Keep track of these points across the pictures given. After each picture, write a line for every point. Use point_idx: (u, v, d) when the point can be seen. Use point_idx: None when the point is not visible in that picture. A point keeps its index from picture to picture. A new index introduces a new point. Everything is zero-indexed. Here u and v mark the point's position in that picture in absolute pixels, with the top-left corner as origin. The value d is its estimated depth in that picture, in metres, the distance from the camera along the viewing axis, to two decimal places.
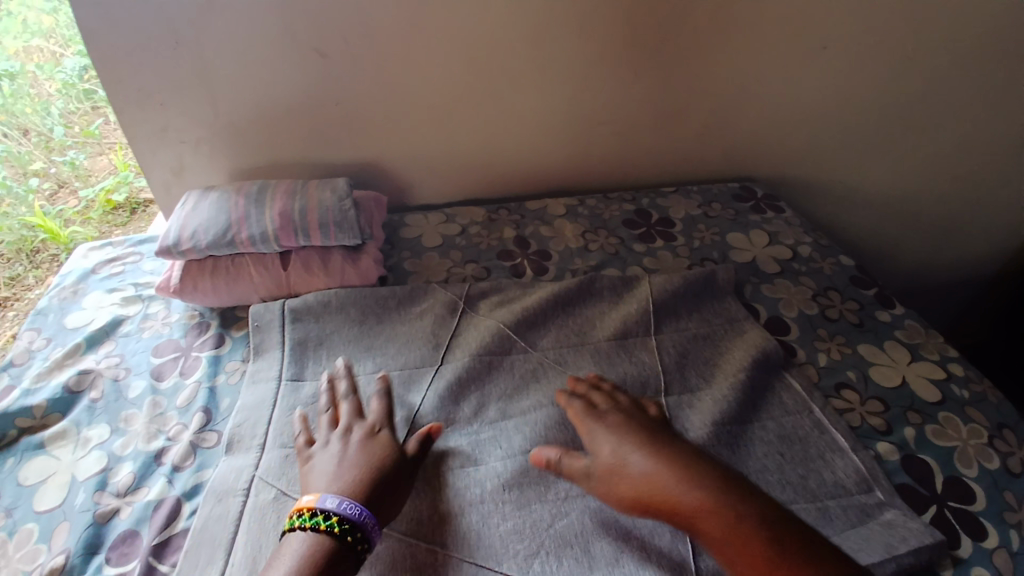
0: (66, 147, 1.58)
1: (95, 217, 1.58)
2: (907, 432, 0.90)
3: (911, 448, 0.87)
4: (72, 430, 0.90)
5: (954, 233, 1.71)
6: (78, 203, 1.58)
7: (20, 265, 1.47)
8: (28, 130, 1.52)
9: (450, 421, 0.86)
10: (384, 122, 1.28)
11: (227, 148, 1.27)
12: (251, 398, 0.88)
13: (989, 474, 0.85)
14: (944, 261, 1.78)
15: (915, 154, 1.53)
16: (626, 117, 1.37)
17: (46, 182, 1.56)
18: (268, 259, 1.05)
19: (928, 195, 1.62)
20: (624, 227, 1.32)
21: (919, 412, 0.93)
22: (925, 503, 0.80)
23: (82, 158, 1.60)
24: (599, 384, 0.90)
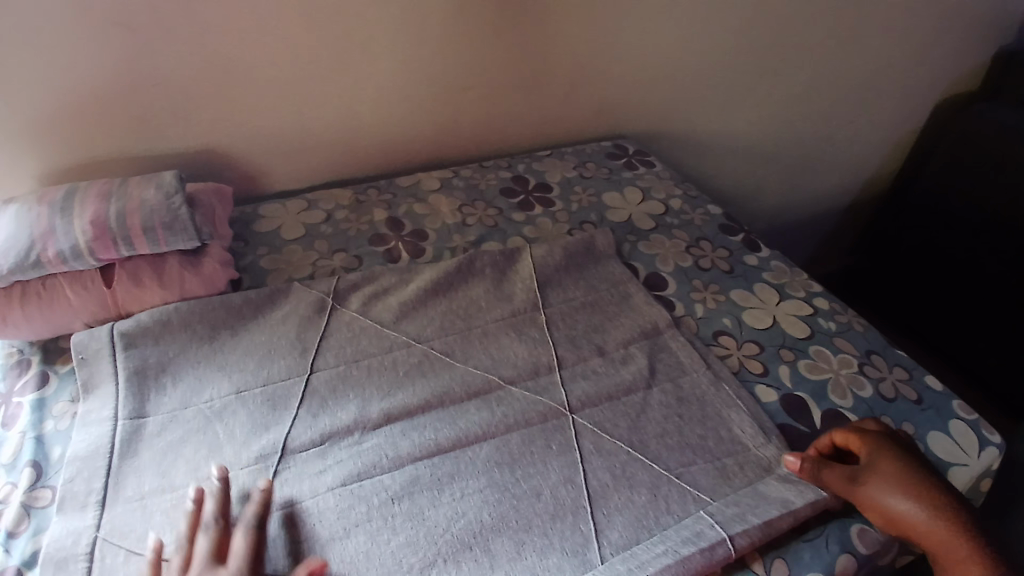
0: None
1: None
2: (782, 371, 0.95)
3: (788, 387, 0.93)
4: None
5: (800, 167, 1.87)
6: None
7: None
8: None
9: (327, 433, 0.77)
10: (219, 101, 1.11)
11: (22, 150, 1.04)
12: (83, 445, 0.74)
13: (863, 401, 0.92)
14: (797, 195, 1.95)
15: (760, 97, 1.64)
16: (492, 80, 1.31)
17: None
18: (86, 277, 0.88)
19: (774, 134, 1.76)
20: (502, 197, 1.27)
21: (793, 350, 0.99)
22: (807, 440, 0.86)
23: None
24: (490, 373, 0.86)
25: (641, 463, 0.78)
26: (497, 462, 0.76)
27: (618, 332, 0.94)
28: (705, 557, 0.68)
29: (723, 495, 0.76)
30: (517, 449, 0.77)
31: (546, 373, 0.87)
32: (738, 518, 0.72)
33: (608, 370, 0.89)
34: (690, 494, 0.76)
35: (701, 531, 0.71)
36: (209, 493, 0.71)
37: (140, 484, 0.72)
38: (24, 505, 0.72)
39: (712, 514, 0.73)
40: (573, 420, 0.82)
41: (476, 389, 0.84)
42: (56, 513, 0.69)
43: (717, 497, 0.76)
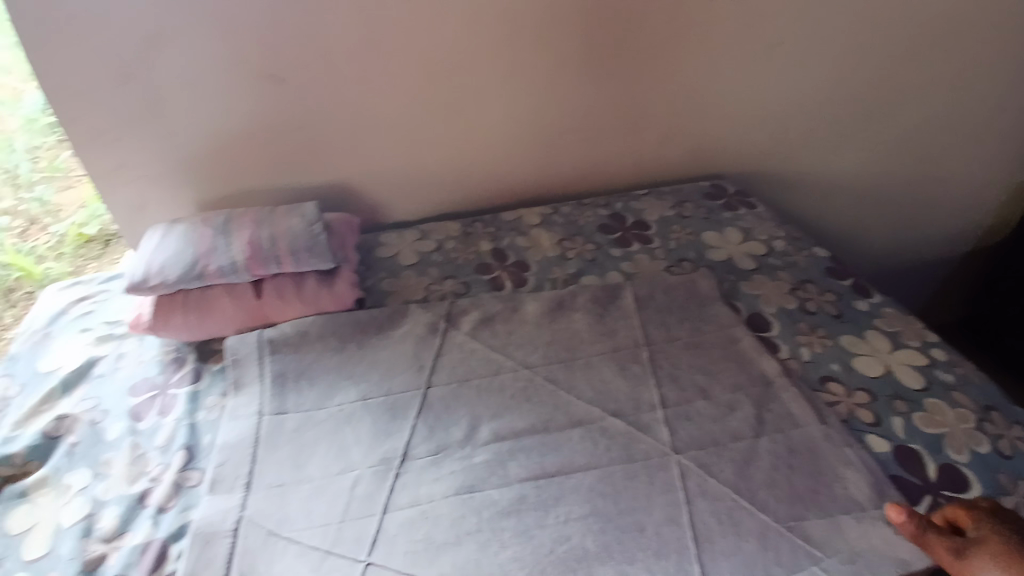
0: (34, 184, 1.72)
1: (68, 252, 1.64)
2: (895, 422, 0.91)
3: (902, 439, 0.89)
4: (52, 477, 0.87)
5: (920, 214, 1.76)
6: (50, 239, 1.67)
7: None
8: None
9: (442, 446, 0.85)
10: (350, 142, 1.25)
11: (191, 180, 1.23)
12: (232, 434, 0.85)
13: (982, 458, 0.87)
14: (913, 242, 1.84)
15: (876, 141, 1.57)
16: (594, 123, 1.38)
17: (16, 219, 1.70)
18: (239, 289, 1.01)
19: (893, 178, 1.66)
20: (600, 233, 1.32)
21: (906, 400, 0.95)
22: (919, 494, 0.82)
23: (49, 193, 1.71)
24: (593, 404, 0.90)
25: (749, 510, 0.78)
26: (600, 492, 0.79)
27: (717, 371, 0.95)
28: None
29: (836, 551, 0.75)
30: (620, 483, 0.80)
31: (646, 407, 0.89)
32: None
33: (710, 410, 0.90)
34: (802, 548, 0.75)
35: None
36: (337, 490, 0.79)
37: (279, 472, 0.81)
38: (175, 482, 0.83)
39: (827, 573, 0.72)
40: (677, 461, 0.83)
41: (579, 418, 0.88)
42: (207, 494, 0.79)
43: (831, 553, 0.74)
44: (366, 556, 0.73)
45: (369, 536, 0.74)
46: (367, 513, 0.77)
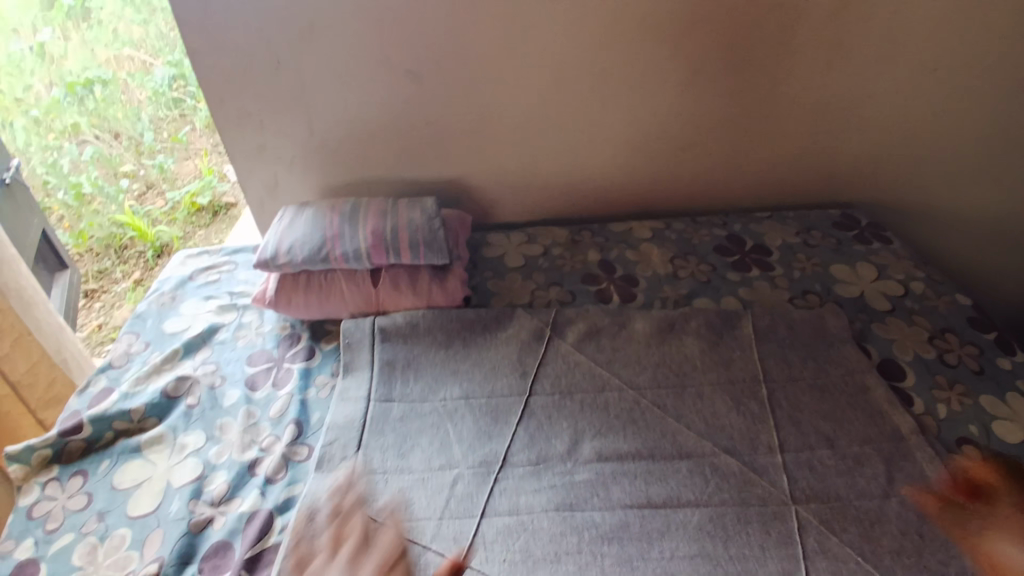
0: (155, 152, 2.00)
1: (182, 217, 1.94)
2: None
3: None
4: (169, 435, 0.94)
5: None
6: (167, 204, 1.95)
7: (111, 259, 1.84)
8: (121, 134, 1.95)
9: (543, 458, 0.83)
10: (470, 140, 1.27)
11: (318, 166, 1.29)
12: (341, 416, 0.87)
13: None
14: None
15: None
16: (719, 138, 1.31)
17: (135, 183, 1.97)
18: (360, 276, 1.05)
19: None
20: (715, 254, 1.25)
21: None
22: None
23: (170, 162, 2.00)
24: (704, 438, 0.85)
25: None
26: (710, 534, 0.74)
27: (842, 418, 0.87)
28: None
29: None
30: (732, 528, 0.75)
31: (758, 449, 0.84)
32: None
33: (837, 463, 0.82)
34: None
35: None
36: (438, 486, 0.79)
37: (383, 460, 0.83)
38: (284, 456, 0.87)
39: None
40: (796, 512, 0.77)
41: (688, 449, 0.84)
42: (315, 471, 0.81)
43: None
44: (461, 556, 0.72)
45: (467, 537, 0.74)
46: (465, 513, 0.76)
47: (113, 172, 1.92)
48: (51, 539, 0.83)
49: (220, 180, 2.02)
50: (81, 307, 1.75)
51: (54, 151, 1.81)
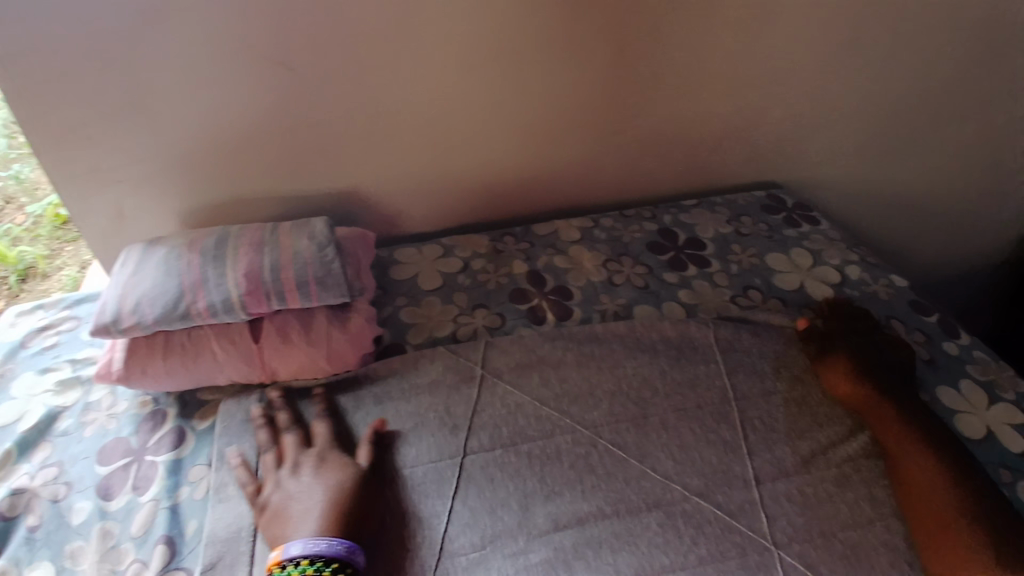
0: (10, 161, 1.42)
1: (44, 233, 1.38)
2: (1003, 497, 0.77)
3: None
4: (12, 572, 0.71)
5: (999, 234, 1.57)
6: (26, 220, 1.39)
7: None
8: None
9: (491, 537, 0.70)
10: (364, 143, 1.07)
11: (176, 187, 1.04)
12: (223, 525, 0.71)
13: None
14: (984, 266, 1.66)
15: (956, 154, 1.39)
16: (643, 124, 1.20)
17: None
18: (235, 330, 0.84)
19: (971, 197, 1.48)
20: (650, 252, 1.15)
21: (1012, 470, 0.81)
22: None
23: (28, 171, 1.43)
24: (671, 482, 0.75)
25: None
26: None
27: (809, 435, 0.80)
28: None
29: None
30: None
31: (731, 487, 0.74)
32: None
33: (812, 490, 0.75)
34: None
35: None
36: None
37: None
38: None
39: None
40: (780, 559, 0.69)
41: (655, 499, 0.73)
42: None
43: None
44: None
45: None
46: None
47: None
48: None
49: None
50: None
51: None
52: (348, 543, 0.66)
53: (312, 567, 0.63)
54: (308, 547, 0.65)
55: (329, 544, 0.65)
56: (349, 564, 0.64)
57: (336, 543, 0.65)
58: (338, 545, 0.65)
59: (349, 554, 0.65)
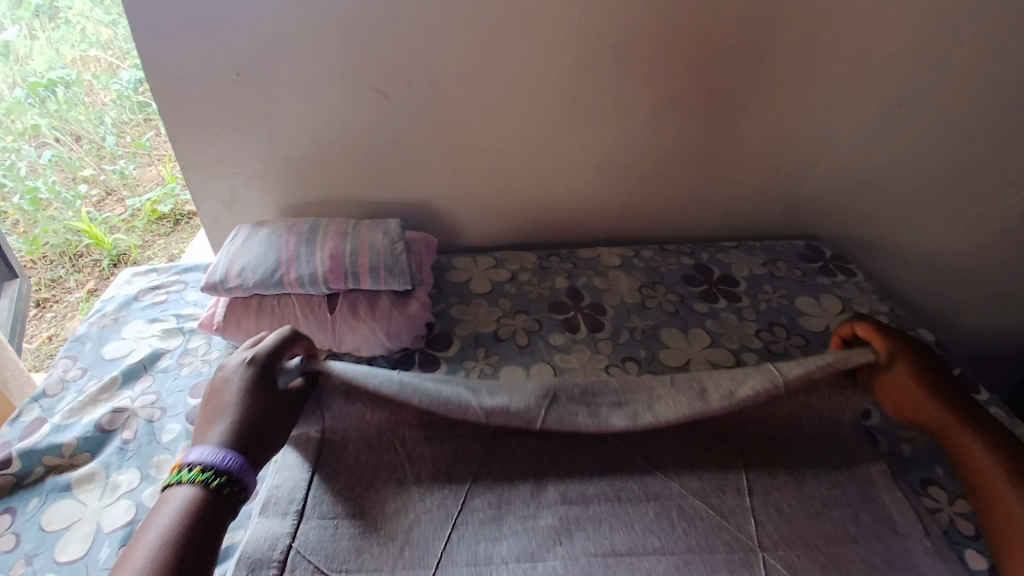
0: (117, 156, 1.81)
1: (140, 225, 1.82)
2: None
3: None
4: (101, 473, 0.86)
5: None
6: (123, 210, 1.82)
7: (62, 267, 1.71)
8: (80, 137, 1.75)
9: (503, 499, 0.80)
10: (436, 161, 1.23)
11: (279, 183, 1.24)
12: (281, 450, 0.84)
13: None
14: None
15: (1008, 227, 1.40)
16: (689, 167, 1.31)
17: (95, 187, 1.82)
18: (315, 301, 1.01)
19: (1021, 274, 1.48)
20: (683, 283, 1.24)
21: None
22: None
23: (132, 168, 1.83)
24: (671, 480, 0.82)
25: None
26: None
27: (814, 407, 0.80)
28: None
29: None
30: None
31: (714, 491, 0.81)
32: None
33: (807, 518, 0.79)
34: None
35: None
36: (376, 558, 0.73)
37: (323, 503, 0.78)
38: None
39: None
40: (764, 560, 0.74)
41: (654, 492, 0.81)
42: (258, 512, 0.77)
43: None
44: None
45: None
46: None
47: (73, 177, 1.76)
48: None
49: (184, 188, 1.90)
50: (30, 318, 1.63)
51: (11, 153, 1.63)
52: (237, 459, 0.63)
53: (202, 477, 0.60)
54: (203, 455, 0.62)
55: (223, 457, 0.62)
56: (239, 483, 0.62)
57: (228, 457, 0.62)
58: (234, 461, 0.63)
59: (239, 470, 0.62)
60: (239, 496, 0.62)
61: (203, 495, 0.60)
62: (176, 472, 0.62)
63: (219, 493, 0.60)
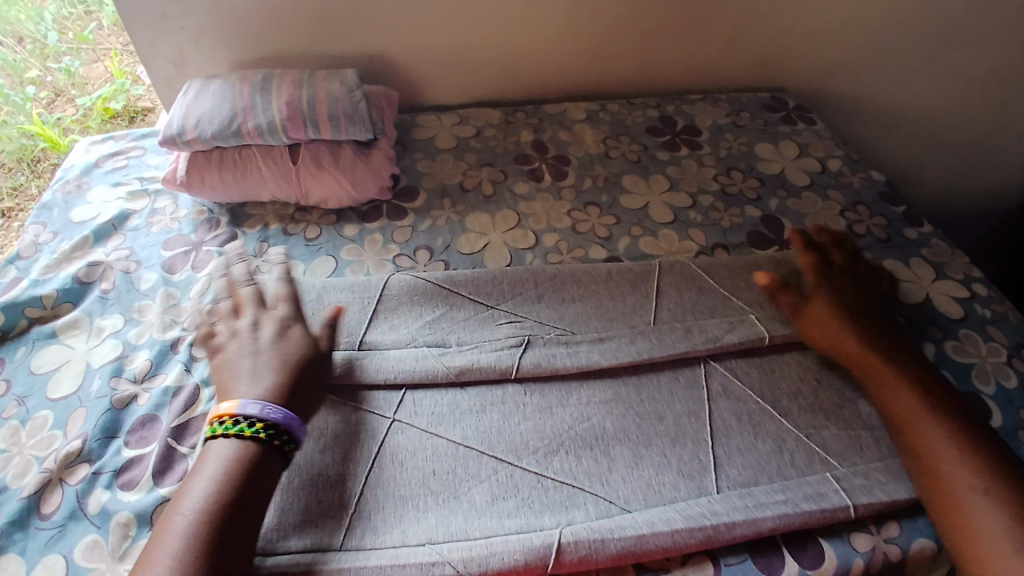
0: (61, 53, 1.46)
1: (94, 125, 1.49)
2: (926, 347, 0.90)
3: (930, 364, 0.88)
4: (85, 320, 0.90)
5: (1008, 169, 1.58)
6: (75, 111, 1.48)
7: (21, 175, 1.41)
8: (22, 37, 1.41)
9: (467, 328, 0.86)
10: (394, 13, 1.18)
11: (228, 37, 1.18)
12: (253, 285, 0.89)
13: (1005, 392, 0.85)
14: (985, 202, 1.68)
15: (973, 76, 1.41)
16: (657, 13, 1.26)
17: (43, 90, 1.45)
18: (277, 152, 1.02)
19: (978, 124, 1.50)
20: (648, 134, 1.25)
21: (940, 328, 0.93)
22: None
23: (77, 65, 1.47)
24: (620, 307, 0.91)
25: (771, 416, 0.79)
26: (623, 382, 0.82)
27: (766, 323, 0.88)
28: (798, 518, 0.69)
29: (852, 463, 0.76)
30: (643, 375, 0.83)
31: (660, 320, 0.89)
32: (865, 490, 0.72)
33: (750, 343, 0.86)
34: (817, 455, 0.76)
35: (825, 493, 0.72)
36: (358, 381, 0.79)
37: None
38: None
39: (839, 480, 0.73)
40: (706, 365, 0.84)
41: (609, 314, 0.90)
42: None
43: (846, 464, 0.75)
44: (382, 436, 0.75)
45: (397, 398, 0.78)
46: (386, 408, 0.77)
47: (19, 80, 1.42)
48: None
49: (137, 84, 1.55)
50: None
51: None
52: (291, 414, 0.69)
53: (265, 432, 0.66)
54: (263, 410, 0.68)
55: (277, 413, 0.68)
56: (293, 438, 0.68)
57: (286, 414, 0.69)
58: (287, 416, 0.69)
59: (295, 428, 0.69)
60: (293, 449, 0.68)
61: (259, 447, 0.66)
62: (229, 424, 0.67)
63: (276, 447, 0.67)
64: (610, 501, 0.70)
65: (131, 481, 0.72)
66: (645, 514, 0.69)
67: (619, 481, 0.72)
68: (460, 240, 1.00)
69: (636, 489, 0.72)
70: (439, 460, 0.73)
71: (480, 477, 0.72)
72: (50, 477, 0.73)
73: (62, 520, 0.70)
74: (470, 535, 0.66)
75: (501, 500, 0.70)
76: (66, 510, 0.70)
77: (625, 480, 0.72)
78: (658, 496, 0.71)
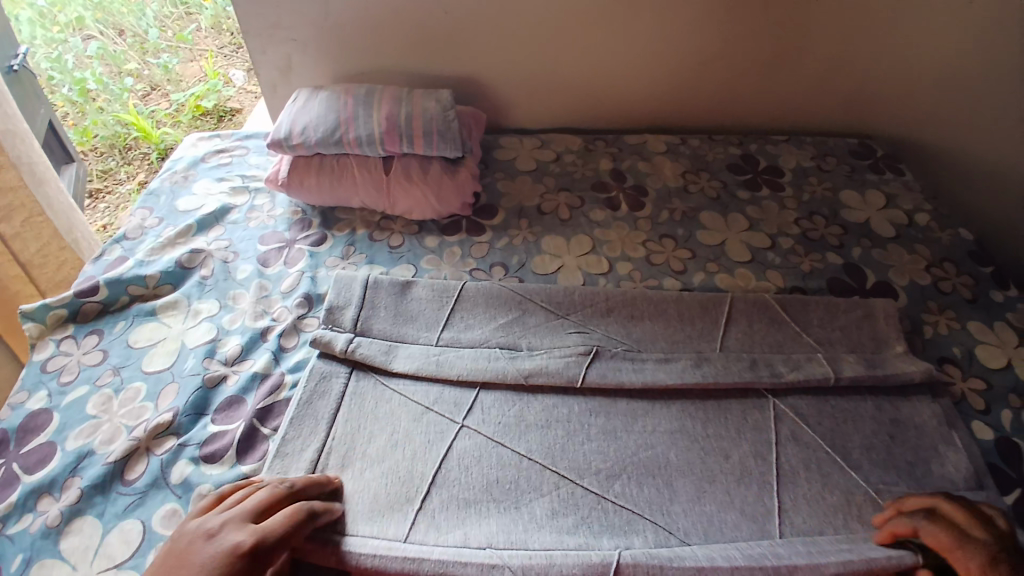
0: (160, 50, 1.81)
1: (184, 120, 1.71)
2: (1004, 415, 0.84)
3: (1006, 432, 0.82)
4: (184, 302, 0.98)
5: None
6: (168, 106, 1.72)
7: (113, 158, 1.65)
8: (122, 31, 1.80)
9: (538, 334, 0.89)
10: (488, 39, 1.24)
11: (334, 51, 1.27)
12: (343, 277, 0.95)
13: None
14: None
15: None
16: (745, 52, 1.27)
17: (140, 83, 1.77)
18: (371, 162, 1.08)
19: None
20: (728, 171, 1.24)
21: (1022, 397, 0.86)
22: (1011, 485, 0.76)
23: (174, 63, 1.79)
24: (690, 339, 0.90)
25: (839, 466, 0.77)
26: (690, 415, 0.81)
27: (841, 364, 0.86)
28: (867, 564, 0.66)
29: None
30: (711, 412, 0.82)
31: (727, 347, 0.89)
32: None
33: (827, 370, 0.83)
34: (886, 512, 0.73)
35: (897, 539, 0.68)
36: (432, 380, 0.83)
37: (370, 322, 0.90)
38: (295, 324, 0.92)
39: None
40: (774, 404, 0.83)
41: (678, 342, 0.89)
42: (323, 323, 0.89)
43: None
44: (450, 439, 0.77)
45: (466, 402, 0.81)
46: (454, 408, 0.80)
47: (118, 71, 1.75)
48: (59, 394, 0.87)
49: (226, 85, 1.79)
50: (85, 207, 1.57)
51: (58, 45, 1.69)
52: None
53: None
54: None
55: None
56: None
57: None
58: None
59: None
60: None
61: None
62: None
63: None
64: (669, 532, 0.70)
65: (213, 454, 0.77)
66: (704, 549, 0.67)
67: (680, 514, 0.71)
68: (535, 260, 1.02)
69: (696, 524, 0.71)
70: (503, 469, 0.74)
71: (540, 491, 0.73)
72: (137, 446, 0.79)
73: (143, 487, 0.75)
74: (529, 546, 0.67)
75: (560, 515, 0.71)
76: (148, 478, 0.76)
77: (685, 514, 0.71)
78: (717, 536, 0.70)
